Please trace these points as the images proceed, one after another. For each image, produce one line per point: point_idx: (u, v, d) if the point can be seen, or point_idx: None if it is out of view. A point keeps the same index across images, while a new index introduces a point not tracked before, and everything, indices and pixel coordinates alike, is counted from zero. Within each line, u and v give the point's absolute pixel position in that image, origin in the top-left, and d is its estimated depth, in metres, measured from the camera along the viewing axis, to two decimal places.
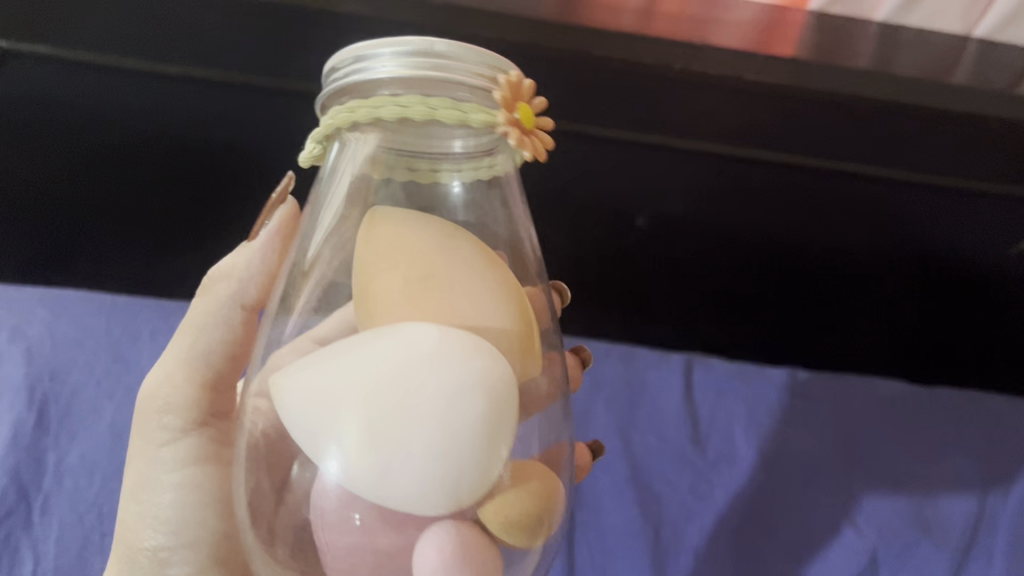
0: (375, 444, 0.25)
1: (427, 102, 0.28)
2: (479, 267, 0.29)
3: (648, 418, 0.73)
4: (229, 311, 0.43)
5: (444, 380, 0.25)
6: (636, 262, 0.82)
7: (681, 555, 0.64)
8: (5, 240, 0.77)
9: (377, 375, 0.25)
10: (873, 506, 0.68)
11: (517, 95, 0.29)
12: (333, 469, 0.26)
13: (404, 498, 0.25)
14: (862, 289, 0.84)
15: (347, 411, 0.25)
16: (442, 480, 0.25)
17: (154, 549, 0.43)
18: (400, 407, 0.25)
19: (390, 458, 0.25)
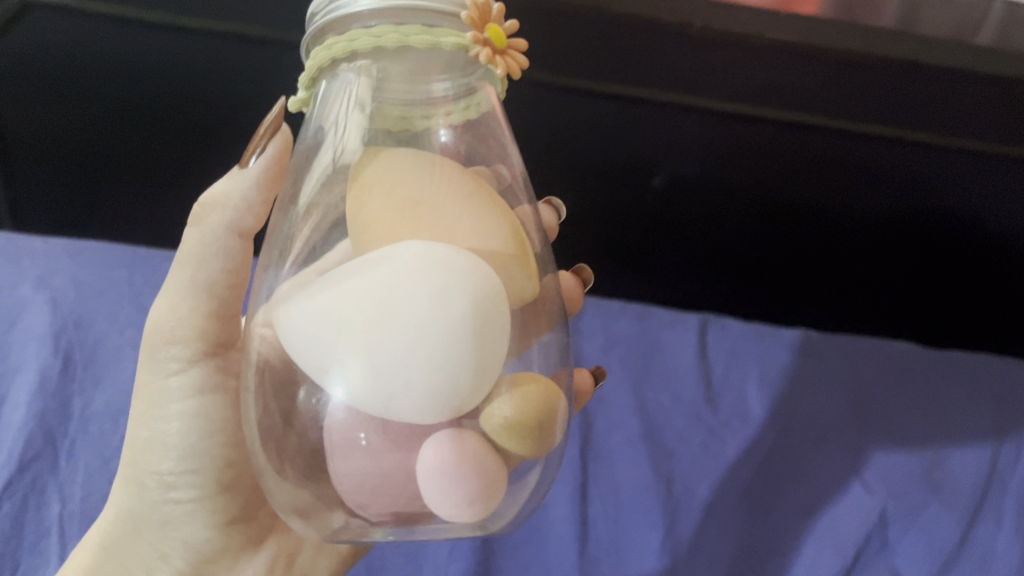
0: (375, 364, 0.26)
1: (399, 30, 0.30)
2: (471, 189, 0.29)
3: (662, 375, 0.73)
4: (225, 238, 0.40)
5: (436, 303, 0.26)
6: (653, 220, 0.81)
7: (689, 507, 0.65)
8: (29, 188, 0.79)
9: (372, 297, 0.26)
10: (881, 464, 0.69)
11: (484, 18, 0.32)
12: (339, 392, 0.27)
13: (409, 411, 0.26)
14: (882, 254, 0.83)
15: (347, 334, 0.26)
16: (443, 392, 0.26)
17: (163, 475, 0.44)
18: (396, 326, 0.26)
19: (392, 376, 0.26)
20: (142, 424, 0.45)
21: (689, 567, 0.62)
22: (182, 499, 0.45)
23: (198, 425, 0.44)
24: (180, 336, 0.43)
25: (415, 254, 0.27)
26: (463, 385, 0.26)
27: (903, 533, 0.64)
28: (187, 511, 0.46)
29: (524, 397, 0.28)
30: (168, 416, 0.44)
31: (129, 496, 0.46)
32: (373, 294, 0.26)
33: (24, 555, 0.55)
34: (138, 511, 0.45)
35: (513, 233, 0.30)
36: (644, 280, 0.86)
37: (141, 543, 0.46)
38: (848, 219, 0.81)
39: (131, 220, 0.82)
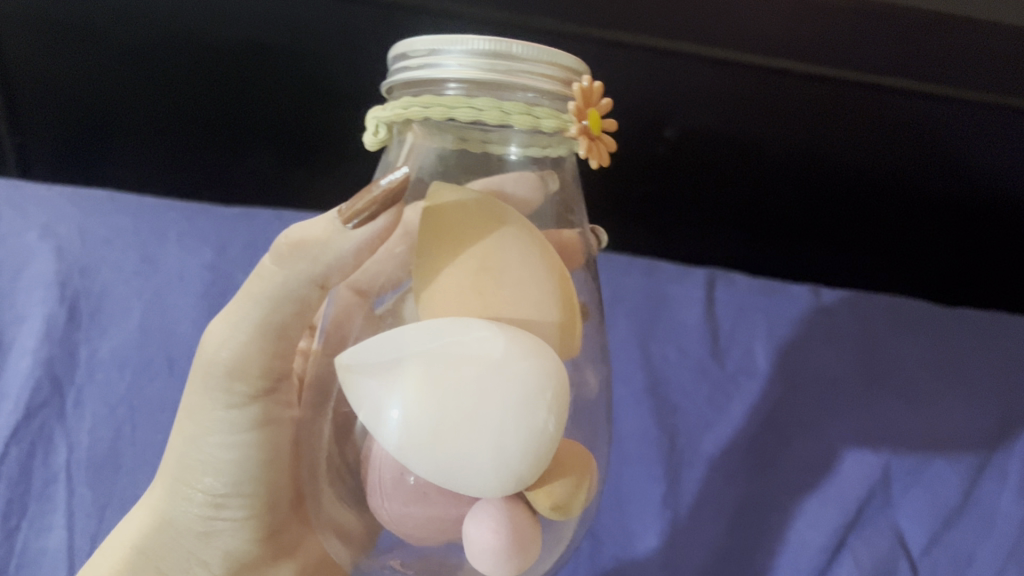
0: (440, 442, 0.27)
1: (502, 107, 0.30)
2: (535, 262, 0.31)
3: (668, 328, 0.73)
4: (305, 290, 0.34)
5: (523, 395, 0.27)
6: (666, 169, 0.80)
7: (692, 460, 0.65)
8: (38, 136, 0.78)
9: (445, 379, 0.27)
10: (884, 416, 0.69)
11: (588, 103, 0.31)
12: (401, 455, 0.28)
13: (465, 486, 0.27)
14: (898, 210, 0.82)
15: (416, 408, 0.27)
16: (501, 475, 0.27)
17: (210, 496, 0.43)
18: (465, 410, 0.27)
19: (454, 456, 0.27)
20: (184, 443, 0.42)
21: (692, 522, 0.62)
22: (229, 517, 0.44)
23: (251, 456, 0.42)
24: (236, 374, 0.38)
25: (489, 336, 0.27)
26: (521, 471, 0.27)
27: (906, 489, 0.65)
28: (233, 527, 0.45)
29: (573, 479, 0.30)
30: (219, 449, 0.41)
31: (171, 511, 0.44)
32: (464, 366, 0.27)
33: (31, 500, 0.56)
34: (179, 524, 0.44)
35: (563, 295, 0.31)
36: (654, 232, 0.85)
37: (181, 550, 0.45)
38: (862, 178, 0.79)
39: (141, 165, 0.82)
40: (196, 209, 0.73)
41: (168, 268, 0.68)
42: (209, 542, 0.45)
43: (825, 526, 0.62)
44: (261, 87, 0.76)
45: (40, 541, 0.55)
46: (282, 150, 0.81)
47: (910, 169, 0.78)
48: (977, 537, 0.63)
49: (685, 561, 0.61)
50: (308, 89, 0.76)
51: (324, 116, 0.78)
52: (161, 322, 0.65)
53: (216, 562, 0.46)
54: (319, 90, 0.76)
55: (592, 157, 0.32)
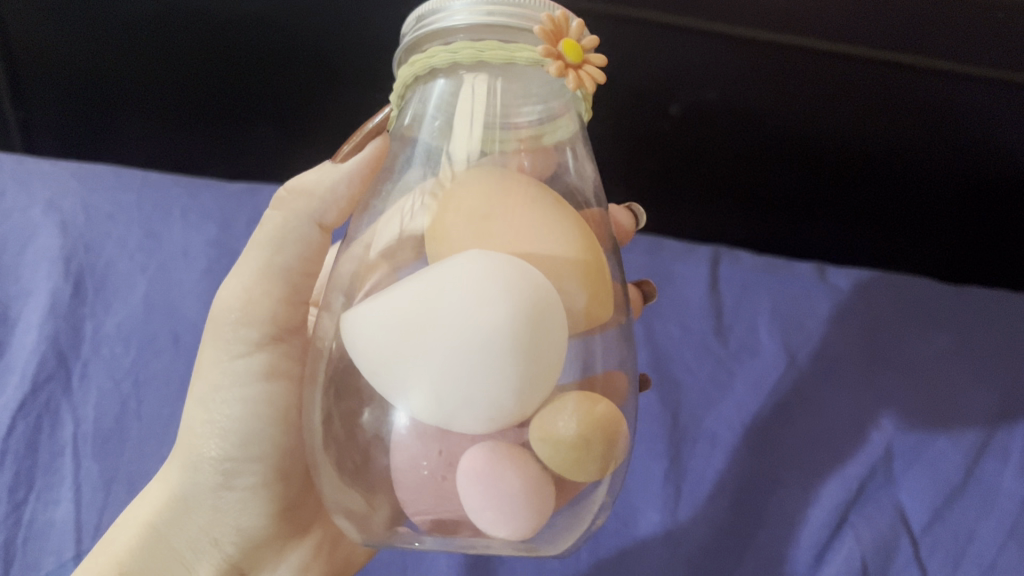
0: (422, 374, 0.28)
1: (475, 45, 0.32)
2: (539, 199, 0.31)
3: (671, 305, 0.73)
4: (307, 228, 0.42)
5: (473, 317, 0.28)
6: (671, 143, 0.80)
7: (695, 437, 0.66)
8: (43, 112, 0.78)
9: (420, 313, 0.28)
10: (888, 395, 0.69)
11: (559, 35, 0.33)
12: (394, 393, 0.29)
13: (453, 418, 0.29)
14: (905, 186, 0.81)
15: (399, 344, 0.29)
16: (483, 404, 0.28)
17: (219, 460, 0.44)
18: (438, 341, 0.28)
19: (436, 388, 0.28)
20: (198, 402, 0.44)
21: (695, 497, 0.63)
22: (242, 484, 0.45)
23: (261, 409, 0.44)
24: (246, 316, 0.43)
25: (465, 267, 0.28)
26: (504, 400, 0.28)
27: (908, 466, 0.65)
28: (241, 500, 0.45)
29: (580, 413, 0.30)
30: (231, 400, 0.44)
31: (183, 480, 0.45)
32: (419, 300, 0.29)
33: (39, 473, 0.56)
34: (192, 492, 0.45)
35: (581, 234, 0.31)
36: (659, 207, 0.86)
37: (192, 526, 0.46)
38: (869, 153, 0.79)
39: (149, 140, 0.82)
40: (199, 185, 0.73)
41: (172, 244, 0.68)
42: (218, 516, 0.46)
43: (827, 504, 0.62)
44: (266, 62, 0.75)
45: (46, 514, 0.55)
46: (288, 124, 0.81)
47: (917, 143, 0.78)
48: (978, 514, 0.63)
49: (688, 536, 0.61)
50: (310, 65, 0.76)
51: (328, 90, 0.78)
52: (165, 297, 0.65)
53: (228, 540, 0.46)
54: (323, 65, 0.76)
55: (569, 81, 0.32)
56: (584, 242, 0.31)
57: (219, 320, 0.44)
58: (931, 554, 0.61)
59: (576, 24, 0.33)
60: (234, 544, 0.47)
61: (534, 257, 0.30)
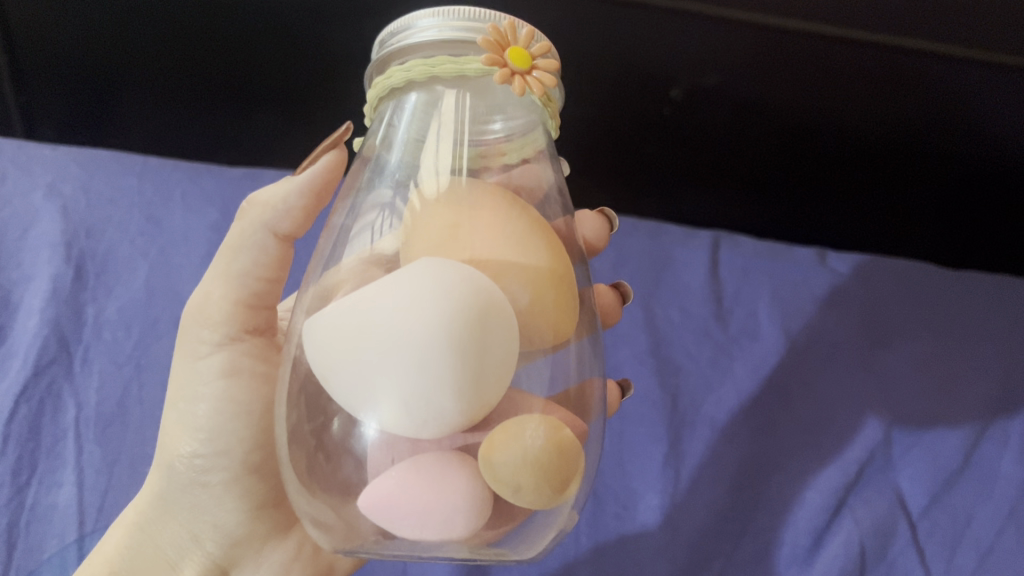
0: (370, 385, 0.29)
1: (427, 61, 0.33)
2: (501, 213, 0.32)
3: (671, 290, 0.73)
4: (262, 237, 0.43)
5: (402, 314, 0.29)
6: (671, 128, 0.80)
7: (695, 420, 0.66)
8: (44, 96, 0.78)
9: (368, 326, 0.29)
10: (888, 380, 0.69)
11: (507, 43, 0.33)
12: (347, 403, 0.30)
13: (404, 427, 0.29)
14: (905, 171, 0.81)
15: (348, 357, 0.29)
16: (431, 414, 0.29)
17: (190, 457, 0.45)
18: (386, 355, 0.28)
19: (384, 400, 0.29)
20: (178, 403, 0.46)
21: (694, 481, 0.63)
22: (212, 482, 0.46)
23: (225, 407, 0.45)
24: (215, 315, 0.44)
25: (414, 280, 0.29)
26: (451, 410, 0.29)
27: (907, 451, 0.65)
28: (216, 496, 0.46)
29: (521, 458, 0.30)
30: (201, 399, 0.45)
31: (162, 478, 0.47)
32: (365, 301, 0.30)
33: (41, 457, 0.57)
34: (173, 490, 0.47)
35: (544, 246, 0.32)
36: (655, 192, 0.86)
37: (172, 522, 0.47)
38: (864, 138, 0.79)
39: (151, 124, 0.82)
40: (201, 169, 0.73)
41: (173, 229, 0.69)
42: (194, 510, 0.47)
43: (826, 487, 0.63)
44: (268, 47, 0.75)
45: (49, 498, 0.55)
46: (289, 108, 0.80)
47: (914, 129, 0.77)
48: (976, 499, 0.63)
49: (685, 521, 0.61)
50: (315, 48, 0.75)
51: (332, 75, 0.78)
52: (165, 282, 0.66)
53: (208, 537, 0.47)
54: (327, 49, 0.76)
55: (514, 86, 0.33)
56: (546, 252, 0.32)
57: (192, 323, 0.45)
58: (929, 538, 0.61)
59: (525, 32, 0.34)
60: (214, 539, 0.48)
61: (494, 270, 0.30)
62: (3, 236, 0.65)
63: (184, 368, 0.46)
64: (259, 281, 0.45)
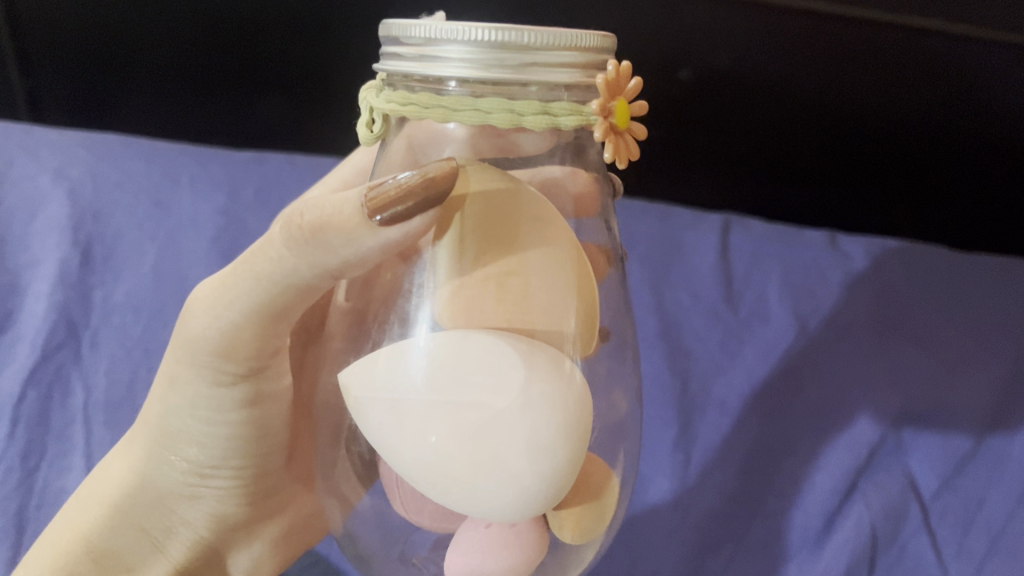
0: (461, 479, 0.27)
1: (512, 107, 0.26)
2: (566, 262, 0.29)
3: (681, 273, 0.73)
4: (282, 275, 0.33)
5: (524, 441, 0.27)
6: (681, 109, 0.79)
7: (705, 405, 0.66)
8: (52, 80, 0.78)
9: (461, 419, 0.27)
10: (899, 364, 0.69)
11: (614, 94, 0.29)
12: (418, 479, 0.28)
13: (486, 513, 0.28)
14: (919, 155, 0.80)
15: (432, 444, 0.27)
16: (522, 506, 0.28)
17: (194, 465, 0.43)
18: (486, 456, 0.27)
19: (474, 492, 0.27)
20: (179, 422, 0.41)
21: (704, 464, 0.63)
22: (215, 484, 0.44)
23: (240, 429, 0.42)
24: (229, 352, 0.37)
25: (513, 372, 0.27)
26: (540, 501, 0.28)
27: (917, 434, 0.65)
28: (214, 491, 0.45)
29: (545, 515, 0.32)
30: (218, 420, 0.41)
31: (153, 470, 0.43)
32: (450, 383, 0.27)
33: (51, 441, 0.57)
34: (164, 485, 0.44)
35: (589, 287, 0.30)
36: (661, 175, 0.85)
37: (164, 510, 0.45)
38: (877, 123, 0.78)
39: (158, 109, 0.81)
40: (207, 154, 0.73)
41: (180, 213, 0.68)
42: (191, 502, 0.45)
43: (836, 470, 0.62)
44: (275, 26, 0.75)
45: (58, 482, 0.56)
46: (295, 92, 0.80)
47: (926, 113, 0.77)
48: (987, 483, 0.63)
49: (696, 503, 0.61)
50: (320, 28, 0.75)
51: (339, 57, 0.77)
52: (173, 266, 0.65)
53: (200, 522, 0.46)
54: (332, 29, 0.75)
55: (615, 157, 0.30)
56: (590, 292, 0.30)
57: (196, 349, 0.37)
58: (941, 521, 0.61)
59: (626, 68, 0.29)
60: (207, 526, 0.47)
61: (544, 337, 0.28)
62: (10, 221, 0.64)
63: (174, 390, 0.40)
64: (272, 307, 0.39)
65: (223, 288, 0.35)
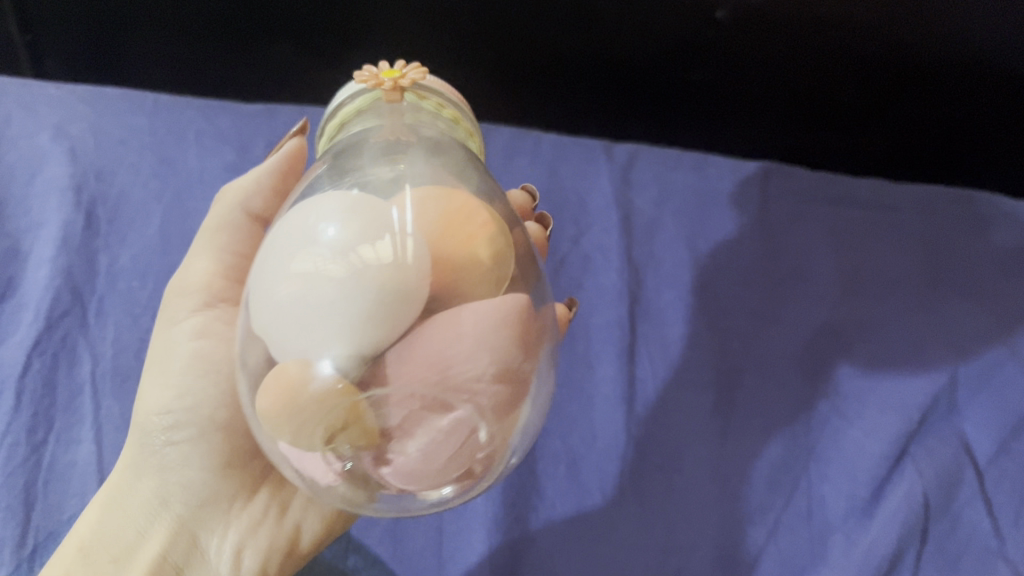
0: (302, 272, 0.32)
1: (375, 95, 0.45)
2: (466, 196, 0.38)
3: (718, 226, 0.69)
4: (238, 218, 0.50)
5: (342, 230, 0.33)
6: (715, 52, 0.74)
7: (745, 364, 0.62)
8: (52, 35, 0.74)
9: (298, 245, 0.33)
10: (951, 320, 0.64)
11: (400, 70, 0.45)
12: (285, 302, 0.32)
13: (332, 297, 0.31)
14: (966, 103, 0.74)
15: (286, 271, 0.33)
16: (363, 273, 0.31)
17: (162, 414, 0.47)
18: (311, 249, 0.33)
19: (312, 276, 0.32)
20: (154, 369, 0.48)
21: (742, 428, 0.60)
22: (179, 440, 0.47)
23: (198, 363, 0.47)
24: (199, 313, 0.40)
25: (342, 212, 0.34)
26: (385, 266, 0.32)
27: (972, 396, 0.61)
28: (185, 456, 0.47)
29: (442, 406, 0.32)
30: (180, 349, 0.48)
31: (132, 441, 0.48)
32: (294, 236, 0.34)
33: (59, 413, 0.54)
34: (138, 456, 0.47)
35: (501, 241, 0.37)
36: (689, 117, 0.81)
37: (142, 487, 0.47)
38: (923, 65, 0.71)
39: (162, 62, 0.78)
40: (215, 106, 0.69)
41: (187, 170, 0.65)
42: (163, 472, 0.47)
43: (887, 433, 0.59)
44: None
45: (67, 456, 0.53)
46: (306, 43, 0.76)
47: (976, 57, 0.70)
48: None
49: (737, 472, 0.58)
50: None
51: (354, 6, 0.72)
52: (181, 226, 0.62)
53: (176, 499, 0.47)
54: None
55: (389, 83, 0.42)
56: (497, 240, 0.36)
57: (174, 291, 0.50)
58: (998, 488, 0.57)
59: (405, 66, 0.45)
60: (184, 502, 0.47)
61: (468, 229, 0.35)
62: (9, 183, 0.61)
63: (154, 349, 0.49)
64: (230, 255, 0.50)
65: (197, 249, 0.51)
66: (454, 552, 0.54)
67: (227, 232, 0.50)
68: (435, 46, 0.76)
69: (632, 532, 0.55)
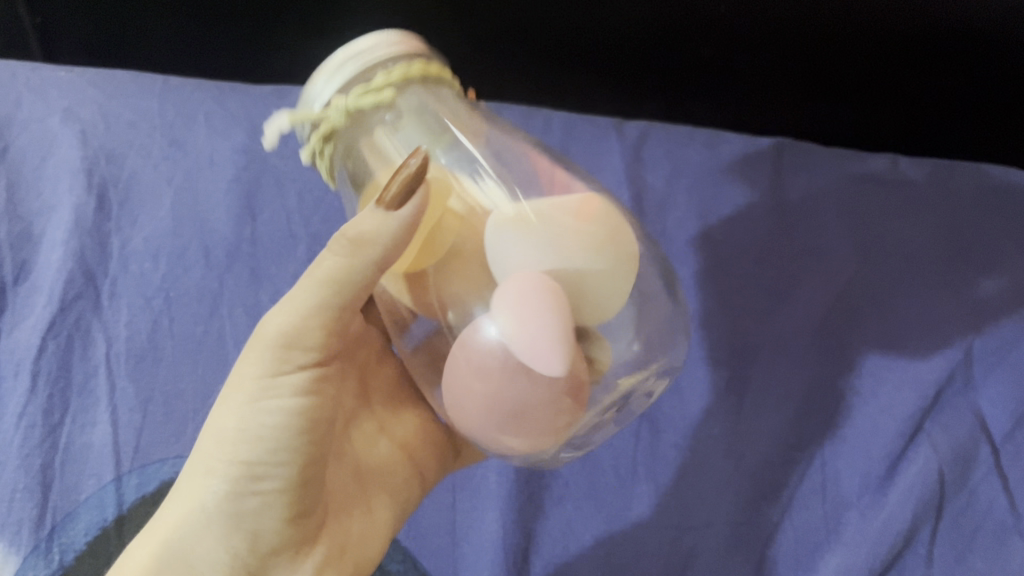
0: (575, 257, 0.36)
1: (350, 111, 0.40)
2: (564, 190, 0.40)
3: (731, 204, 0.68)
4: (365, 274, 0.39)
5: (578, 220, 0.37)
6: (726, 30, 0.73)
7: (758, 341, 0.62)
8: (63, 21, 0.75)
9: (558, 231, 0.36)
10: (967, 295, 0.63)
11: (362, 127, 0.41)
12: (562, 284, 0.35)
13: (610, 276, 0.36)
14: (987, 69, 0.72)
15: (555, 262, 0.35)
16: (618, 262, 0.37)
17: (251, 464, 0.41)
18: (566, 232, 0.36)
19: (580, 260, 0.36)
20: (235, 415, 0.41)
21: (756, 406, 0.59)
22: (264, 492, 0.41)
23: (292, 419, 0.41)
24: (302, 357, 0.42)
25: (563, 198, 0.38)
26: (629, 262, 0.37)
27: (988, 372, 0.60)
28: (259, 505, 0.41)
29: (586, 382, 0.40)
30: (268, 407, 0.41)
31: (202, 489, 0.41)
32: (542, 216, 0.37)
33: (74, 395, 0.54)
34: (210, 502, 0.41)
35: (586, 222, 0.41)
36: (702, 97, 0.81)
37: (211, 532, 0.41)
38: (934, 44, 0.71)
39: (172, 45, 0.78)
40: (224, 88, 0.68)
41: (197, 151, 0.64)
42: (234, 522, 0.41)
43: (902, 412, 0.58)
44: None
45: (84, 438, 0.53)
46: (318, 28, 0.76)
47: (987, 34, 0.69)
48: None
49: (750, 449, 0.58)
50: None
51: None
52: (193, 208, 0.62)
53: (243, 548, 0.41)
54: None
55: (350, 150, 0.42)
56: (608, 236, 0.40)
57: (273, 334, 0.42)
58: (1014, 463, 0.57)
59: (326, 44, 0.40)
60: (249, 550, 0.41)
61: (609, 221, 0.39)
62: (22, 166, 0.61)
63: (238, 389, 0.42)
64: (347, 314, 0.42)
65: (294, 297, 0.42)
66: (468, 532, 0.54)
67: (351, 291, 0.40)
68: (444, 18, 0.74)
69: (645, 511, 0.56)
